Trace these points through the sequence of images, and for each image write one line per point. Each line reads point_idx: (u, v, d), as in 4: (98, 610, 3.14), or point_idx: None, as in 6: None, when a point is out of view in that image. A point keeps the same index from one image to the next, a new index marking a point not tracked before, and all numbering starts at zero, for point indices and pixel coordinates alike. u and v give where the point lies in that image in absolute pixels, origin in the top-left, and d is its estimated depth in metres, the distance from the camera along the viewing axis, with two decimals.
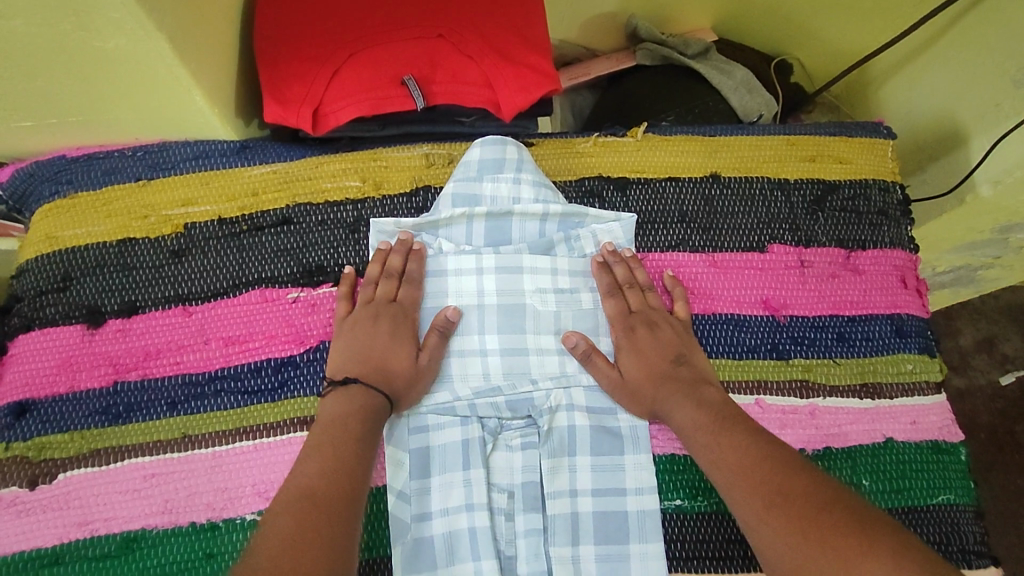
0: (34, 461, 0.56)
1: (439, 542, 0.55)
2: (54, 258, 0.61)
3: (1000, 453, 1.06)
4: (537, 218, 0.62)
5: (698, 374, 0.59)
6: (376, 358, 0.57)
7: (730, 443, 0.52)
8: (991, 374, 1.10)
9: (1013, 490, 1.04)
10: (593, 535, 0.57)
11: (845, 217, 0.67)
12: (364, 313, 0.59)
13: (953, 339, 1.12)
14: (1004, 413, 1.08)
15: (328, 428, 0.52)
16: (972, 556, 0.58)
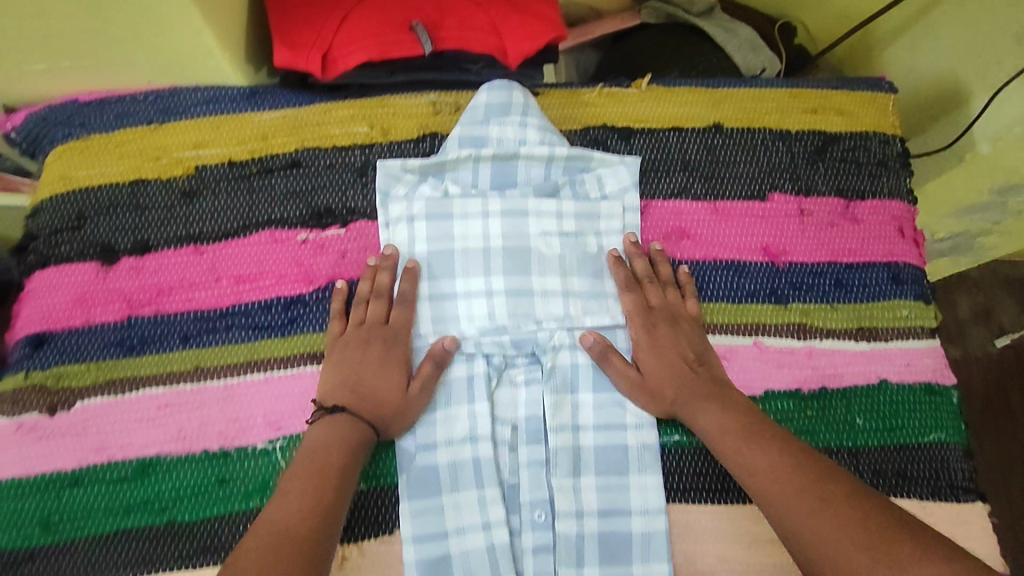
0: (52, 390, 0.58)
1: (444, 471, 0.57)
2: (68, 197, 0.62)
3: (992, 419, 1.08)
4: (542, 162, 0.64)
5: (716, 376, 0.59)
6: (362, 387, 0.56)
7: (761, 449, 0.52)
8: (987, 343, 1.11)
9: (1003, 455, 1.06)
10: (594, 467, 0.59)
11: (845, 167, 0.68)
12: (353, 337, 0.58)
13: (951, 309, 1.13)
14: (999, 381, 1.09)
15: (313, 458, 0.52)
16: (960, 491, 0.60)
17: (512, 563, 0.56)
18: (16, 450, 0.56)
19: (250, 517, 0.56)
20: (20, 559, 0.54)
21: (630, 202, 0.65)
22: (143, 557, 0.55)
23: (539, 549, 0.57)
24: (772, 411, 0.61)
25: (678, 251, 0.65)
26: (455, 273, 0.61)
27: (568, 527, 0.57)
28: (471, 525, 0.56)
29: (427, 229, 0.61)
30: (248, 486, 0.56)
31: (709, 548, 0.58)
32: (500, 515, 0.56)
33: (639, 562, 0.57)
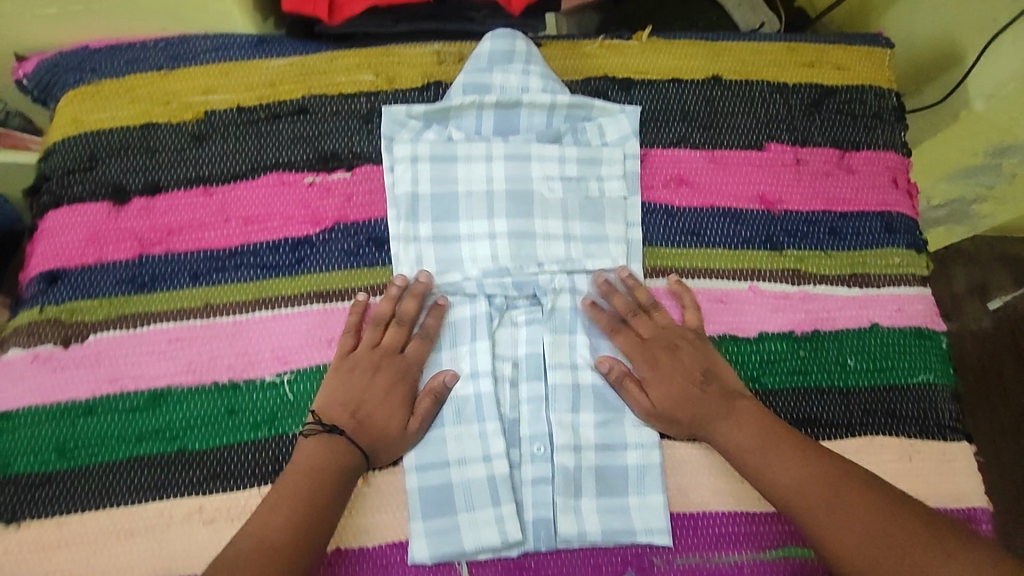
0: (66, 323, 0.59)
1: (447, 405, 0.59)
2: (80, 140, 0.64)
3: (986, 392, 1.09)
4: (544, 109, 0.65)
5: (730, 391, 0.59)
6: (365, 407, 0.56)
7: (784, 460, 0.54)
8: (981, 318, 1.13)
9: (995, 427, 1.08)
10: (592, 404, 0.60)
11: (841, 119, 0.69)
12: (364, 360, 0.58)
13: (948, 285, 1.15)
14: (993, 356, 1.11)
15: (305, 476, 0.53)
16: (947, 430, 0.62)
17: (511, 493, 0.58)
18: (32, 379, 0.58)
19: (258, 446, 0.58)
20: (37, 483, 0.56)
21: (630, 150, 0.66)
22: (156, 483, 0.57)
23: (538, 480, 0.59)
24: (766, 351, 0.63)
25: (676, 198, 0.66)
26: (458, 215, 0.62)
27: (567, 460, 0.59)
28: (472, 455, 0.58)
29: (431, 173, 0.63)
30: (257, 417, 0.58)
31: (703, 482, 0.60)
32: (501, 447, 0.58)
33: (635, 493, 0.59)
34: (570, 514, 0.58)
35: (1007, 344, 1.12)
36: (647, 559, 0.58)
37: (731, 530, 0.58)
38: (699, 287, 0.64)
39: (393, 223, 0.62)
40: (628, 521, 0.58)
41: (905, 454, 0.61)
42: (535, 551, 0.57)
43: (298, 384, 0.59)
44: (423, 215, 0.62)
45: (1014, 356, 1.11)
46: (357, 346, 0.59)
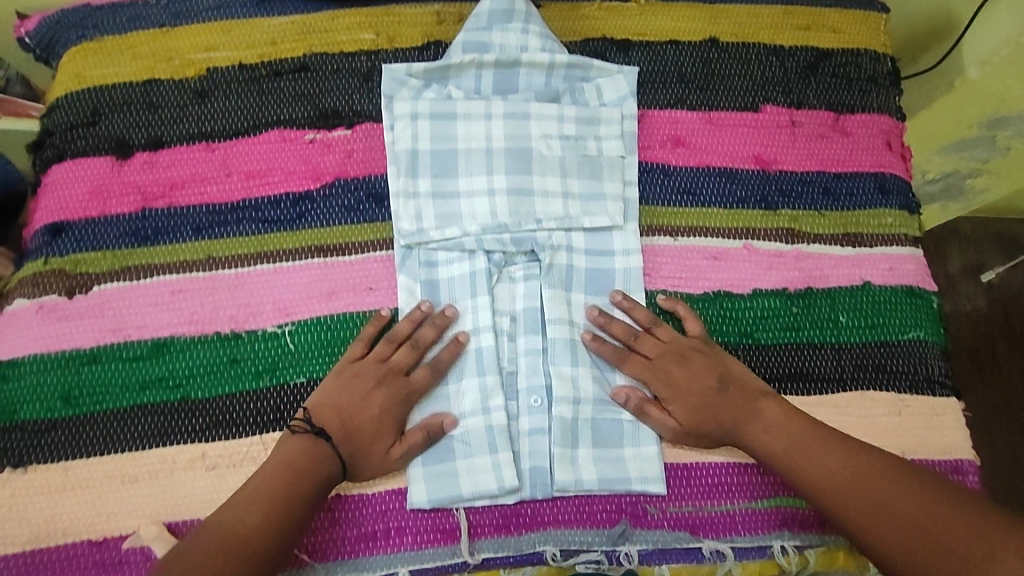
0: (70, 275, 0.60)
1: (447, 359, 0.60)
2: (83, 95, 0.64)
3: (980, 372, 1.10)
4: (543, 69, 0.66)
5: (749, 394, 0.58)
6: (359, 419, 0.56)
7: (813, 460, 0.54)
8: (975, 299, 1.14)
9: (989, 407, 1.08)
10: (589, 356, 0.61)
11: (837, 82, 0.70)
12: (369, 374, 0.57)
13: (943, 266, 1.16)
14: (988, 336, 1.12)
15: (284, 476, 0.52)
16: (936, 385, 0.63)
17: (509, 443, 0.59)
18: (37, 328, 0.59)
19: (260, 395, 0.59)
20: (43, 428, 0.57)
21: (628, 110, 0.66)
22: (159, 430, 0.58)
23: (535, 431, 0.60)
24: (760, 308, 0.64)
25: (673, 158, 0.67)
26: (458, 172, 0.63)
27: (564, 411, 0.60)
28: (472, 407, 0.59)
29: (431, 130, 0.63)
30: (259, 367, 0.59)
31: None
32: (500, 398, 0.60)
33: (630, 443, 0.60)
34: (567, 463, 0.59)
35: (1000, 324, 1.13)
36: (641, 506, 0.59)
37: (723, 480, 0.60)
38: (695, 245, 0.65)
39: (393, 179, 0.63)
40: (624, 470, 0.59)
41: (894, 408, 0.62)
42: (530, 498, 0.58)
43: (299, 335, 0.60)
44: (423, 171, 0.63)
45: (1006, 336, 1.12)
46: (364, 357, 0.58)
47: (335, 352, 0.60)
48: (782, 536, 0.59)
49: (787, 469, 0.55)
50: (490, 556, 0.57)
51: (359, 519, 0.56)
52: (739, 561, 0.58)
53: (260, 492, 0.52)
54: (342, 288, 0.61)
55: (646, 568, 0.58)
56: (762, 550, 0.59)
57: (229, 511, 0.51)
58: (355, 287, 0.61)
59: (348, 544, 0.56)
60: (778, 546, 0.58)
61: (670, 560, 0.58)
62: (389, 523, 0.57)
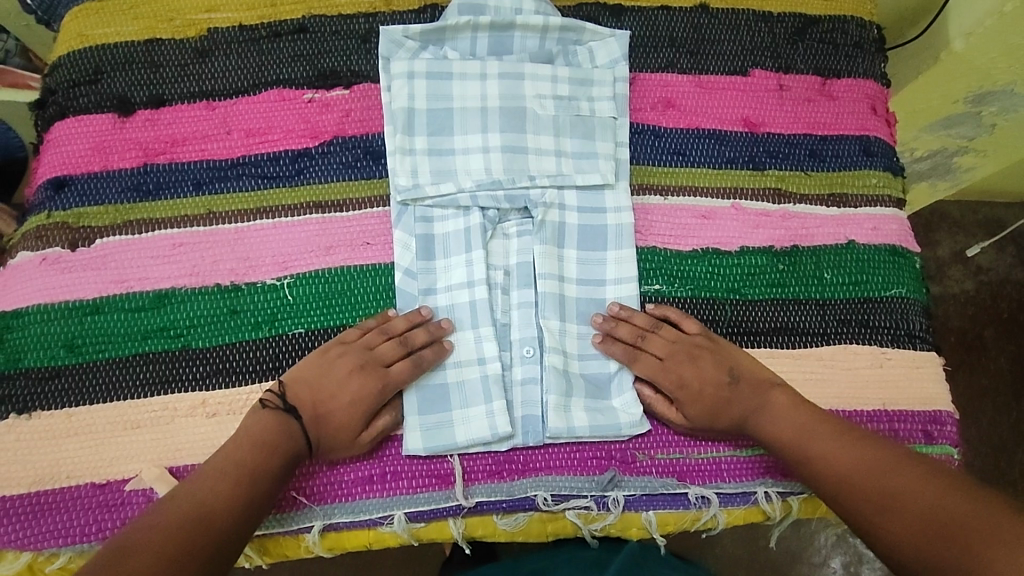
0: (73, 228, 0.61)
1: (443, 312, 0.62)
2: (86, 54, 0.66)
3: (967, 353, 1.12)
4: (537, 32, 0.67)
5: (756, 379, 0.59)
6: (331, 404, 0.56)
7: (820, 450, 0.54)
8: (964, 282, 1.16)
9: (976, 388, 1.10)
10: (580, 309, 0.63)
11: (823, 48, 0.72)
12: (352, 358, 0.57)
13: (932, 250, 1.18)
14: (975, 319, 1.13)
15: (259, 446, 0.52)
16: (918, 339, 0.65)
17: (503, 391, 0.61)
18: (41, 279, 0.60)
19: (260, 344, 0.60)
20: (47, 376, 0.58)
21: (620, 72, 0.68)
22: (161, 379, 0.59)
23: (527, 381, 0.62)
24: (748, 265, 0.65)
25: (664, 120, 0.68)
26: (453, 129, 0.65)
27: (555, 361, 0.61)
28: (466, 356, 0.61)
29: (427, 89, 0.65)
30: (258, 317, 0.61)
31: None
32: (493, 349, 0.61)
33: (618, 390, 0.62)
34: (559, 411, 0.59)
35: (988, 307, 1.14)
36: (630, 453, 0.60)
37: None
38: (683, 204, 0.67)
39: (390, 136, 0.64)
40: (612, 417, 0.61)
41: (876, 361, 0.64)
42: (523, 445, 0.60)
43: (297, 288, 0.61)
44: (419, 129, 0.64)
45: (993, 319, 1.14)
46: (355, 341, 0.58)
47: (333, 304, 0.61)
48: (767, 483, 0.60)
49: (797, 459, 0.55)
50: (483, 501, 0.58)
51: (357, 464, 0.58)
52: (723, 507, 0.60)
53: (233, 467, 0.51)
54: (340, 242, 0.63)
55: (634, 513, 0.60)
56: (746, 496, 0.60)
57: (200, 483, 0.49)
58: (352, 242, 0.63)
59: (345, 487, 0.57)
60: (762, 493, 0.60)
61: (657, 506, 0.60)
62: (385, 468, 0.58)
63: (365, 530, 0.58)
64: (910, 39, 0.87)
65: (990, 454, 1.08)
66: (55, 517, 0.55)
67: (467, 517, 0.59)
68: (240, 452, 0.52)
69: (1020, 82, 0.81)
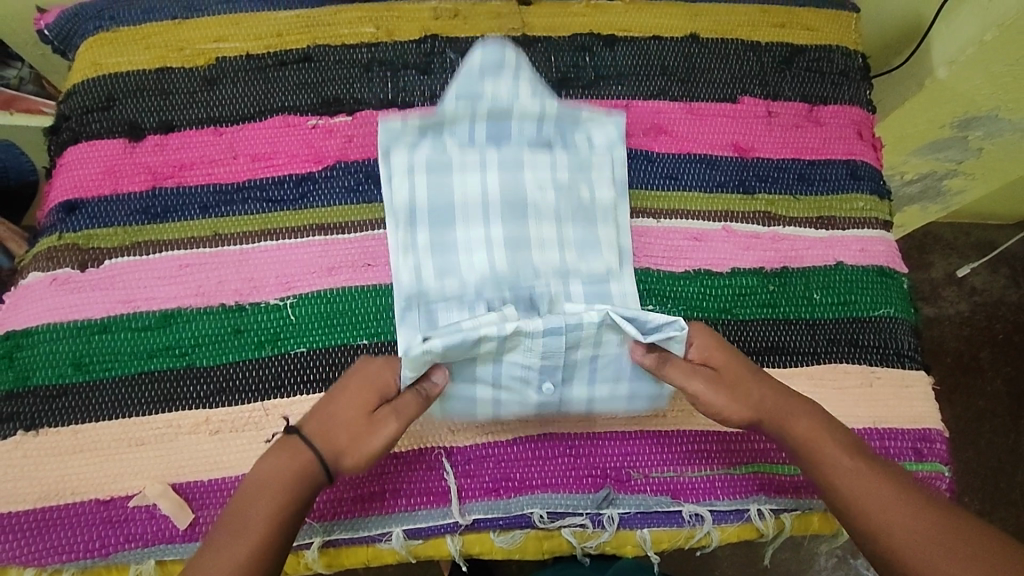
0: (83, 249, 0.63)
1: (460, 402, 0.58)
2: (99, 82, 0.68)
3: (964, 374, 1.13)
4: (535, 119, 0.65)
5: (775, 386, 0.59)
6: (333, 404, 0.54)
7: (841, 457, 0.53)
8: (958, 303, 1.17)
9: (972, 409, 1.11)
10: (605, 401, 0.60)
11: (810, 76, 0.74)
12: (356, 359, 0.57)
13: (927, 271, 1.19)
14: (971, 341, 1.15)
15: (267, 495, 0.50)
16: (907, 358, 0.67)
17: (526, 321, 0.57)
18: (51, 299, 0.62)
19: (262, 363, 0.61)
20: (54, 394, 0.60)
21: (618, 155, 0.68)
22: (165, 397, 0.60)
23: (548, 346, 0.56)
24: (738, 286, 0.67)
25: (656, 145, 0.71)
26: (456, 224, 0.64)
27: (585, 354, 0.57)
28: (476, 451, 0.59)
29: (427, 184, 0.65)
30: (261, 336, 0.62)
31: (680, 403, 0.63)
32: (517, 369, 0.58)
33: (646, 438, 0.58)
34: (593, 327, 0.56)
35: (983, 328, 1.16)
36: (625, 471, 0.61)
37: (704, 447, 0.61)
38: (676, 226, 0.68)
39: (393, 232, 0.64)
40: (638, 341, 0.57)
41: (866, 380, 0.65)
42: (519, 462, 0.60)
43: (300, 308, 0.63)
44: (422, 222, 0.64)
45: (989, 340, 1.15)
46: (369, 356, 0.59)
47: (334, 324, 0.63)
48: (759, 500, 0.61)
49: (814, 460, 0.53)
50: (481, 518, 0.59)
51: (358, 481, 0.59)
52: (717, 524, 0.61)
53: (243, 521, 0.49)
54: (342, 263, 0.64)
55: (628, 531, 0.61)
56: (740, 514, 0.61)
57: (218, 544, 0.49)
58: (353, 263, 0.64)
59: (345, 504, 0.58)
60: (755, 510, 0.61)
61: (652, 524, 0.60)
62: (384, 485, 0.59)
63: (365, 547, 0.59)
64: (895, 67, 0.90)
65: (988, 477, 1.08)
66: (60, 533, 0.56)
67: (464, 535, 0.59)
68: (249, 504, 0.50)
69: (1003, 108, 0.83)
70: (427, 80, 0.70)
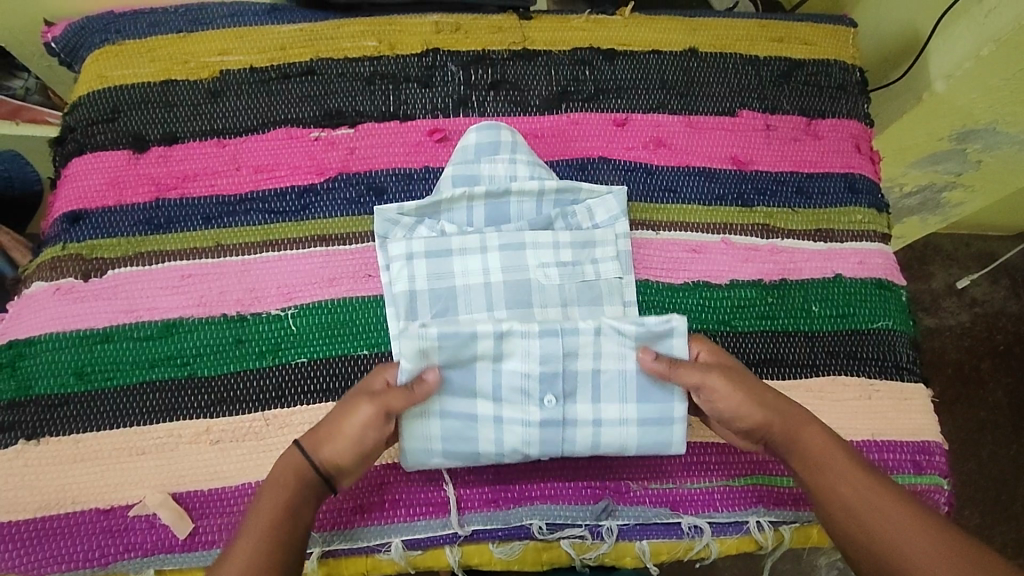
0: (86, 259, 0.64)
1: (459, 422, 0.58)
2: (105, 94, 0.69)
3: (964, 385, 1.13)
4: (533, 197, 0.66)
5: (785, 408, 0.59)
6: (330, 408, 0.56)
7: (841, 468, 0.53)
8: (958, 314, 1.17)
9: (973, 420, 1.11)
10: (610, 426, 0.59)
11: (808, 90, 0.75)
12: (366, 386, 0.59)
13: (927, 282, 1.20)
14: (971, 352, 1.15)
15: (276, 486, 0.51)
16: (906, 370, 0.67)
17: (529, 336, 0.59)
18: (53, 308, 0.62)
19: (263, 373, 0.62)
20: (56, 403, 0.60)
21: (620, 229, 0.67)
22: (166, 406, 0.60)
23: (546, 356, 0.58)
24: (737, 297, 0.67)
25: (655, 158, 0.71)
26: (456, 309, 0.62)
27: (586, 367, 0.59)
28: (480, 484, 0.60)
29: (427, 270, 0.63)
30: (262, 347, 0.62)
31: None
32: (517, 377, 0.58)
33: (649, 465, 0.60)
34: (589, 334, 0.58)
35: (983, 339, 1.16)
36: (624, 483, 0.61)
37: (703, 459, 0.62)
38: (675, 238, 0.69)
39: (393, 321, 0.62)
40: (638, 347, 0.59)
41: (865, 393, 0.66)
42: (518, 473, 0.60)
43: (301, 318, 0.63)
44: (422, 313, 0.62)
45: (989, 351, 1.15)
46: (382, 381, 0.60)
47: (335, 335, 0.63)
48: (758, 512, 0.61)
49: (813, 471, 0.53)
50: (480, 529, 0.59)
51: (358, 491, 0.59)
52: (716, 536, 0.61)
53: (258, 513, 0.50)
54: (343, 274, 0.65)
55: (627, 543, 0.61)
56: (739, 526, 0.61)
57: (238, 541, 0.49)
58: (354, 274, 0.65)
59: (345, 515, 0.58)
60: (754, 522, 0.61)
61: (651, 536, 0.60)
62: (384, 496, 0.59)
63: (364, 557, 0.59)
64: (893, 81, 0.91)
65: (990, 489, 1.08)
66: (60, 542, 0.56)
67: (464, 546, 0.59)
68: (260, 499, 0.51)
69: (1001, 121, 0.84)
70: (428, 93, 0.71)
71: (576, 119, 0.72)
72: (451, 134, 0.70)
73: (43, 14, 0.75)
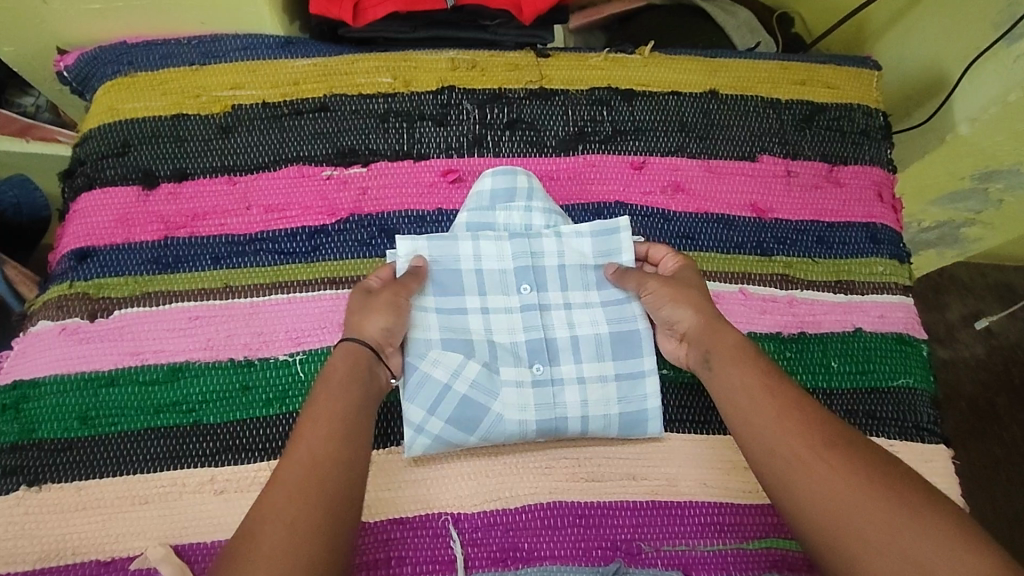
0: (93, 298, 0.63)
1: (449, 317, 0.62)
2: (115, 127, 0.68)
3: (979, 420, 1.10)
4: (549, 238, 0.65)
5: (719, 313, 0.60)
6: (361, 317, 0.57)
7: (783, 423, 0.50)
8: (974, 346, 1.15)
9: (987, 457, 1.08)
10: (581, 309, 0.64)
11: (830, 135, 0.74)
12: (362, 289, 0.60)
13: (941, 312, 1.18)
14: (986, 386, 1.13)
15: (331, 402, 0.50)
16: (926, 432, 0.65)
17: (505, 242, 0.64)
18: (60, 350, 0.61)
19: (270, 421, 0.60)
20: (59, 448, 0.59)
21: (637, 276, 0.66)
22: (171, 454, 0.59)
23: (518, 250, 0.64)
24: None
25: (672, 204, 0.70)
26: (456, 283, 0.63)
27: (553, 262, 0.65)
28: (477, 401, 0.59)
29: (431, 257, 0.63)
30: (270, 394, 0.61)
31: (691, 472, 0.62)
32: (495, 272, 0.64)
33: (632, 357, 0.62)
34: (551, 236, 0.65)
35: (999, 373, 1.14)
36: (636, 544, 0.59)
37: (716, 520, 0.60)
38: None
39: None
40: (594, 246, 0.66)
41: None
42: (528, 532, 0.59)
43: (309, 364, 0.62)
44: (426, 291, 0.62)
45: (1005, 386, 1.13)
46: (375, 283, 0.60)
47: None
48: None
49: (754, 432, 0.51)
50: None
51: (361, 548, 0.57)
52: None
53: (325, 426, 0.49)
54: None
55: None
56: None
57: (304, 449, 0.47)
58: None
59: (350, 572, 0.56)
60: None
61: None
62: (390, 552, 0.57)
63: None
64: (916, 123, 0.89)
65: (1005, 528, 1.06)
66: None
67: None
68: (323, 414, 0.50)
69: None
70: (443, 132, 0.70)
71: (592, 161, 0.70)
72: (465, 175, 0.69)
73: (55, 41, 0.75)
